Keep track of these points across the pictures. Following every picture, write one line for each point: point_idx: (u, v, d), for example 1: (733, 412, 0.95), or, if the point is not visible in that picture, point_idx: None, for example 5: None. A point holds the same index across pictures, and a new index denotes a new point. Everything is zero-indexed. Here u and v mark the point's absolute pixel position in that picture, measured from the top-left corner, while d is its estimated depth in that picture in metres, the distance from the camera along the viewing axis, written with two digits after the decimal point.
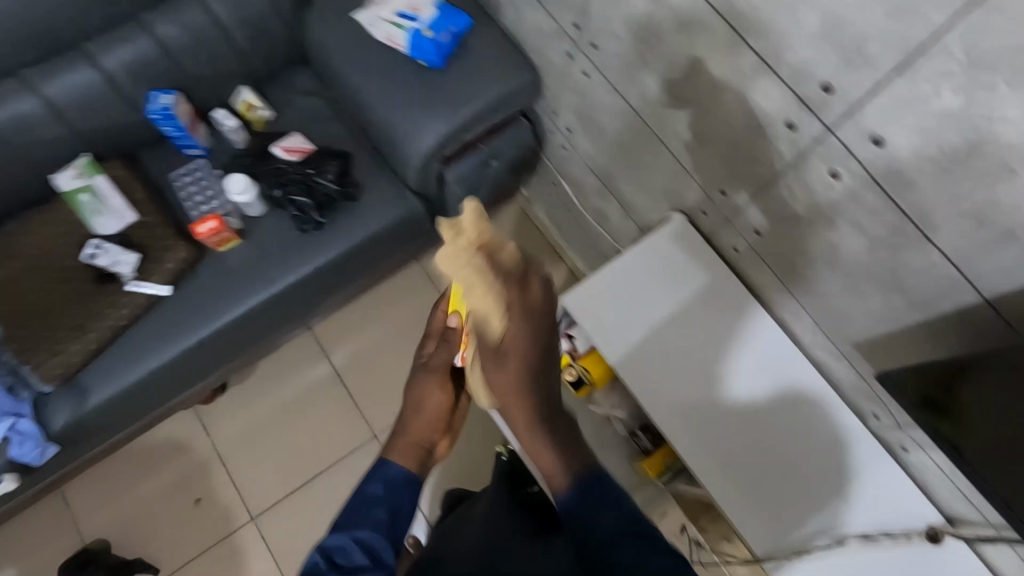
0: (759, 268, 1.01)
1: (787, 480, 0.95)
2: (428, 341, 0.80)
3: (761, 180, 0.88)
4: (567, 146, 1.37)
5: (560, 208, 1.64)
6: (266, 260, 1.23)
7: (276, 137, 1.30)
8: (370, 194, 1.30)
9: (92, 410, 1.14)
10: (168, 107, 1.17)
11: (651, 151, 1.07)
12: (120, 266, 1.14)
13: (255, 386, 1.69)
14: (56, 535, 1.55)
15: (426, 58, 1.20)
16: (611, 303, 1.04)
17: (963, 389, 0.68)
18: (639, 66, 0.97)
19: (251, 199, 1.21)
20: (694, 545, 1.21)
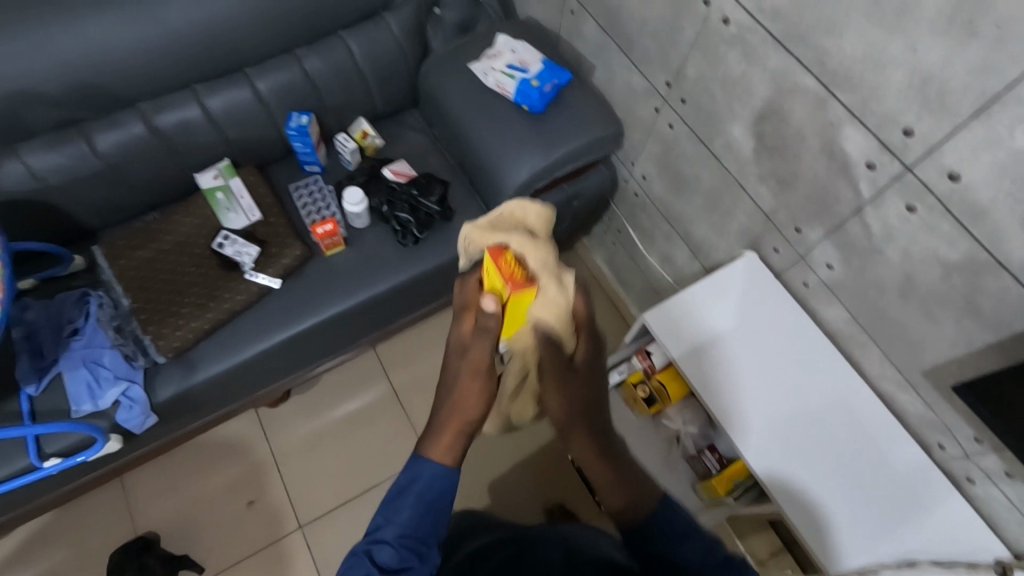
0: (829, 302, 1.10)
1: (861, 500, 1.00)
2: (463, 313, 0.82)
3: (838, 217, 1.00)
4: (640, 194, 1.52)
5: (620, 255, 1.78)
6: (367, 267, 1.36)
7: (385, 162, 1.46)
8: (462, 219, 1.45)
9: (194, 385, 1.22)
10: (304, 125, 1.34)
11: (729, 193, 1.21)
12: (242, 256, 1.27)
13: (318, 397, 1.78)
14: (109, 523, 1.57)
15: (529, 104, 1.37)
16: (685, 327, 1.13)
17: None
18: (727, 118, 1.12)
19: (361, 211, 1.35)
20: None
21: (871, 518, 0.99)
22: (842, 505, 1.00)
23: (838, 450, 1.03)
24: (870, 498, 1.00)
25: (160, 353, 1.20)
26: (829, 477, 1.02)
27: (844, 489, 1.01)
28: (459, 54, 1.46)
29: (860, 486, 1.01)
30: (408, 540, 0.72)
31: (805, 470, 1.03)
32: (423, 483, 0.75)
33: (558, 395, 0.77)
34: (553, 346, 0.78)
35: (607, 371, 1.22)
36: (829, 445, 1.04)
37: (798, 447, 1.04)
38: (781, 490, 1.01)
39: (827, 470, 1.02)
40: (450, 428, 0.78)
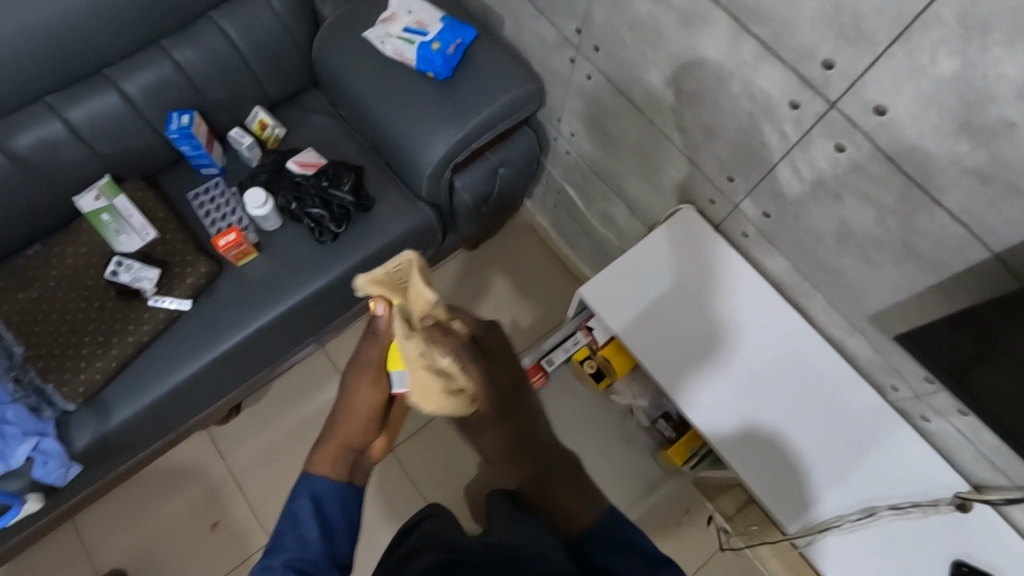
0: (769, 251, 1.04)
1: (819, 457, 0.97)
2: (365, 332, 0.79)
3: (766, 163, 0.92)
4: (571, 151, 1.42)
5: (564, 216, 1.70)
6: (286, 273, 1.26)
7: (290, 154, 1.34)
8: (384, 206, 1.34)
9: (113, 428, 1.14)
10: (187, 126, 1.20)
11: (656, 145, 1.12)
12: (142, 282, 1.16)
13: (270, 406, 1.71)
14: (69, 568, 1.52)
15: (433, 70, 1.24)
16: (626, 295, 1.07)
17: (997, 341, 0.70)
18: (642, 65, 1.02)
19: (268, 213, 1.24)
20: (722, 533, 1.21)
21: (827, 467, 0.97)
22: (798, 459, 0.98)
23: (794, 405, 1.00)
24: (826, 450, 0.97)
25: (69, 401, 1.10)
26: (783, 432, 0.99)
27: (800, 443, 0.98)
28: (351, 21, 1.32)
29: (816, 438, 0.98)
30: (299, 563, 0.66)
31: (761, 429, 1.00)
32: (308, 495, 0.71)
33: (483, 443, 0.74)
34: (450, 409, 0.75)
35: (552, 351, 1.14)
36: (784, 402, 1.00)
37: (754, 406, 1.00)
38: (738, 453, 0.99)
39: (782, 427, 0.99)
40: (336, 441, 0.76)
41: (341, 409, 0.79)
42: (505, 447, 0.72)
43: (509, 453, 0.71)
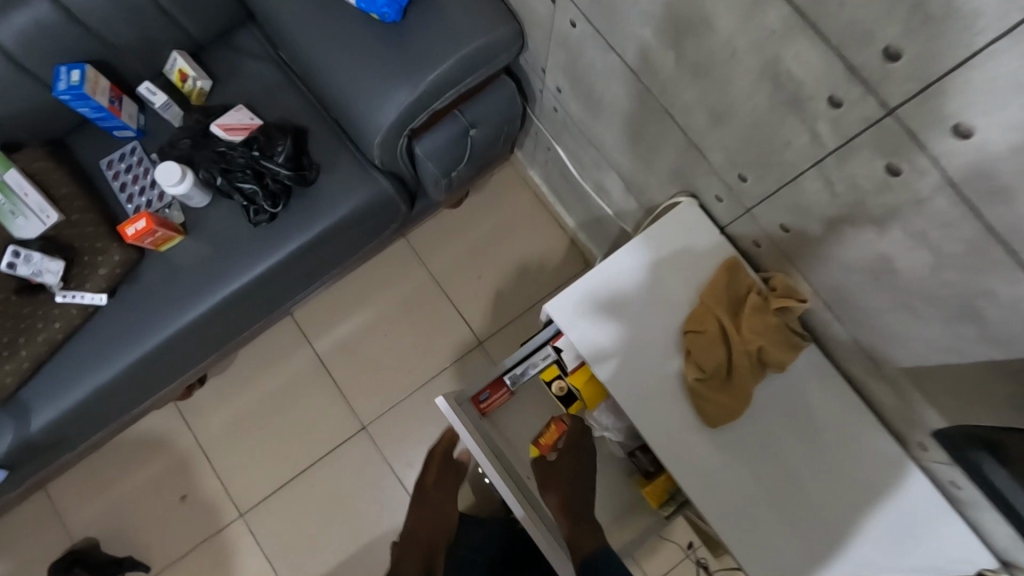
0: (783, 267, 0.83)
1: (814, 524, 0.81)
2: (427, 471, 1.28)
3: (789, 169, 0.69)
4: (558, 109, 1.17)
5: (556, 175, 1.46)
6: (217, 260, 1.09)
7: (217, 113, 1.12)
8: (332, 178, 1.13)
9: (36, 433, 1.05)
10: (77, 85, 0.99)
11: (654, 120, 0.88)
12: (44, 276, 1.00)
13: (236, 376, 1.61)
14: (42, 535, 1.51)
15: (378, 12, 1.00)
16: (604, 310, 0.87)
17: None
18: (635, 17, 0.75)
19: (187, 190, 1.04)
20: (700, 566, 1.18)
21: (832, 530, 0.81)
22: (799, 520, 0.81)
23: (787, 455, 0.84)
24: (829, 509, 0.82)
25: None
26: (780, 485, 0.83)
27: (798, 500, 0.82)
28: None
29: (815, 493, 0.82)
30: None
31: (761, 483, 0.83)
32: None
33: (707, 326, 0.83)
34: (738, 287, 0.85)
35: (518, 367, 0.98)
36: (776, 451, 0.84)
37: (747, 453, 0.84)
38: (743, 508, 0.82)
39: (779, 478, 0.83)
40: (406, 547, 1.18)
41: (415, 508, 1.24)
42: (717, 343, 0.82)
43: (713, 345, 0.82)
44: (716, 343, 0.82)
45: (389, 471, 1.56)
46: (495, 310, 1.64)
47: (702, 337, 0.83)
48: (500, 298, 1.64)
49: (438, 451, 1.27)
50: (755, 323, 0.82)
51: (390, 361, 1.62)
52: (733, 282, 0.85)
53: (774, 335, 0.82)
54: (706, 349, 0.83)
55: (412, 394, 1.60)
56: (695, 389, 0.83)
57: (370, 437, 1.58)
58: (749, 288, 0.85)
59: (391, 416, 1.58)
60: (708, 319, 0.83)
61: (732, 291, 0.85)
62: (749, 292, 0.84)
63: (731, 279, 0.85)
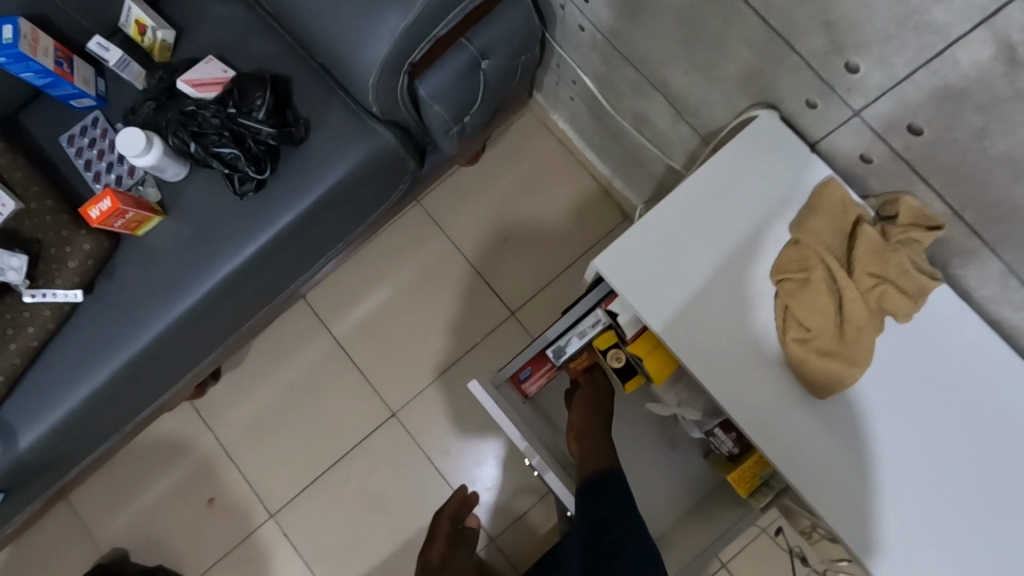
0: (904, 184, 0.64)
1: (976, 519, 0.62)
2: (434, 544, 1.22)
3: (933, 40, 0.50)
4: (586, 26, 0.98)
5: (585, 114, 1.27)
6: (203, 242, 0.94)
7: (185, 67, 0.95)
8: (325, 133, 0.96)
9: (27, 450, 0.93)
10: (13, 44, 0.83)
11: (717, 14, 0.68)
12: (7, 274, 0.87)
13: (253, 369, 1.49)
14: (70, 549, 1.43)
15: None
16: (669, 260, 0.68)
17: None
18: None
19: (156, 161, 0.88)
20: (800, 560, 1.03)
21: (1002, 525, 0.62)
22: (948, 507, 0.62)
23: (928, 427, 0.64)
24: (993, 498, 0.62)
25: None
26: (928, 466, 0.63)
27: (953, 481, 0.63)
28: None
29: (977, 473, 0.63)
30: None
31: (910, 459, 0.64)
32: None
33: (808, 272, 0.65)
34: (841, 218, 0.67)
35: (562, 339, 0.81)
36: (913, 421, 0.64)
37: (878, 423, 0.65)
38: (876, 491, 0.64)
39: (927, 457, 0.64)
40: None
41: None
42: (821, 292, 0.65)
43: (818, 296, 0.65)
44: (820, 292, 0.65)
45: (424, 459, 1.43)
46: (524, 276, 1.47)
47: (802, 288, 0.65)
48: (529, 262, 1.47)
49: (446, 526, 1.25)
50: (867, 262, 0.64)
51: (414, 340, 1.47)
52: (835, 213, 0.67)
53: (897, 274, 0.64)
54: (809, 297, 0.65)
55: (442, 375, 1.45)
56: (795, 350, 0.64)
57: (401, 424, 1.45)
58: (855, 218, 0.66)
59: (420, 399, 1.44)
60: (811, 261, 0.65)
61: (834, 224, 0.67)
62: (855, 225, 0.66)
63: (833, 209, 0.67)
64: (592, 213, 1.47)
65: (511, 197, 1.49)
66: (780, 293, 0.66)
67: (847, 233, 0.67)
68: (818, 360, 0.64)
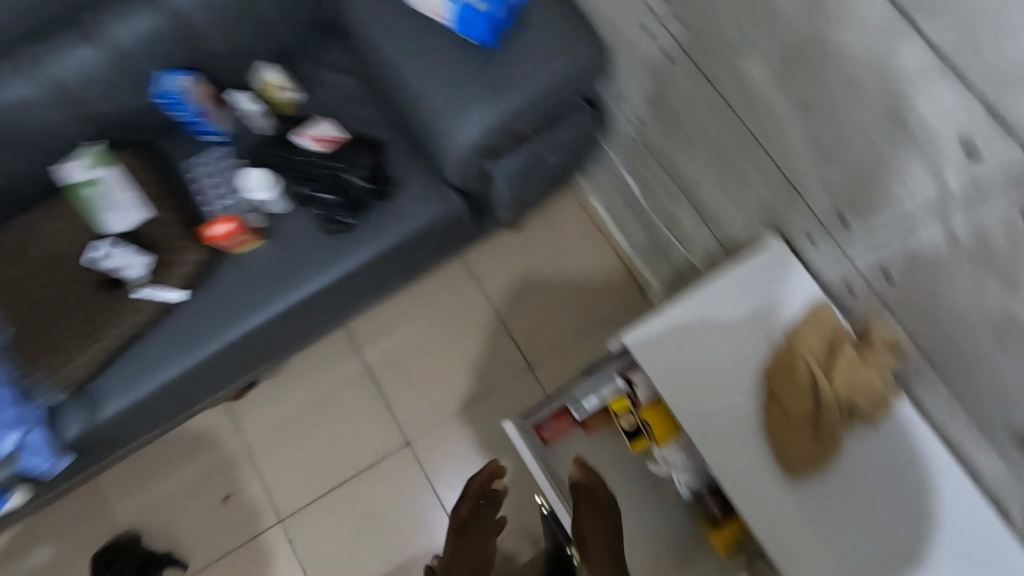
0: (878, 313, 0.79)
1: None
2: (463, 501, 1.15)
3: (901, 212, 0.67)
4: (635, 138, 1.17)
5: (621, 203, 1.46)
6: (290, 266, 1.11)
7: (303, 122, 1.15)
8: (408, 192, 1.15)
9: (105, 419, 1.07)
10: (181, 90, 1.06)
11: (746, 157, 0.87)
12: (131, 270, 1.03)
13: (287, 380, 1.62)
14: (89, 522, 1.54)
15: (474, 35, 1.02)
16: (686, 346, 0.86)
17: None
18: (741, 49, 0.76)
19: (273, 197, 1.09)
20: None
21: None
22: None
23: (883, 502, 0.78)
24: None
25: (56, 391, 1.03)
26: (871, 547, 0.77)
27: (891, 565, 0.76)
28: None
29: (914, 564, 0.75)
30: None
31: (857, 539, 0.77)
32: None
33: (793, 370, 0.81)
34: (828, 331, 0.82)
35: (583, 397, 0.95)
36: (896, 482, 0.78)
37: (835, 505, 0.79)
38: (860, 532, 0.78)
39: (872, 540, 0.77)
40: None
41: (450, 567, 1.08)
42: (801, 389, 0.80)
43: (799, 391, 0.80)
44: (801, 388, 0.80)
45: (430, 489, 1.54)
46: (546, 335, 1.62)
47: (785, 383, 0.81)
48: (552, 323, 1.63)
49: (475, 489, 1.15)
50: (845, 372, 0.79)
51: (438, 377, 1.61)
52: (823, 326, 0.82)
53: (866, 384, 0.78)
54: (793, 391, 0.80)
55: (458, 413, 1.58)
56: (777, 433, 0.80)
57: (413, 453, 1.57)
58: (839, 334, 0.81)
59: (434, 433, 1.57)
60: (799, 362, 0.81)
61: (821, 335, 0.82)
62: (837, 338, 0.81)
63: (821, 323, 0.82)
64: (614, 288, 1.63)
65: (545, 262, 1.66)
66: (769, 384, 0.82)
67: (832, 344, 0.81)
68: (792, 442, 0.80)
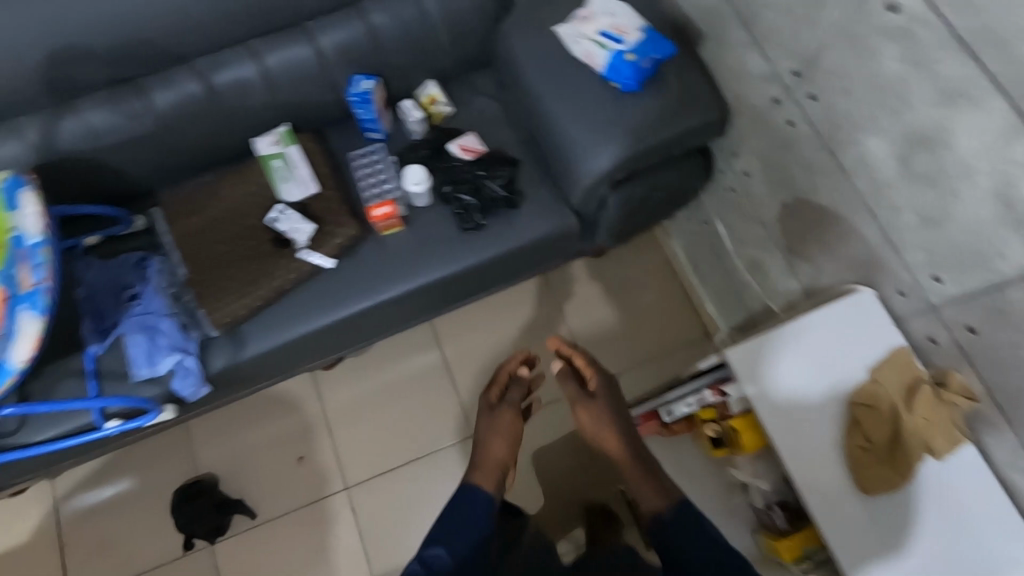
0: (957, 364, 0.92)
1: None
2: (494, 387, 1.20)
3: (995, 277, 0.81)
4: (737, 189, 1.33)
5: (704, 245, 1.60)
6: (424, 253, 1.27)
7: (453, 134, 1.33)
8: (532, 205, 1.31)
9: (246, 358, 1.22)
10: (367, 91, 1.24)
11: (851, 216, 1.01)
12: (296, 233, 1.21)
13: (370, 360, 1.76)
14: (174, 460, 1.67)
15: (619, 80, 1.17)
16: (779, 369, 0.99)
17: None
18: (866, 126, 0.91)
19: (423, 192, 1.25)
20: None
21: None
22: None
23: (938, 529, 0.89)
24: None
25: (213, 327, 1.19)
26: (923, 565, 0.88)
27: None
28: (544, 13, 1.27)
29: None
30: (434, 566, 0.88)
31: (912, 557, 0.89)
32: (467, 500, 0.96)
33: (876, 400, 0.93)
34: (908, 374, 0.94)
35: (675, 403, 1.09)
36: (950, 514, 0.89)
37: (897, 526, 0.91)
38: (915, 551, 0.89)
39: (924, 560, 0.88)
40: (486, 467, 1.04)
41: (482, 447, 1.09)
42: (882, 418, 0.92)
43: (880, 420, 0.92)
44: (882, 418, 0.92)
45: None
46: (611, 356, 1.75)
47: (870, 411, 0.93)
48: (620, 348, 1.75)
49: (506, 376, 1.20)
50: (925, 410, 0.89)
51: None
52: (903, 368, 0.94)
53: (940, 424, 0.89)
54: (875, 421, 0.92)
55: None
56: (857, 455, 0.93)
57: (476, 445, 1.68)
58: (917, 376, 0.93)
59: None
60: (881, 397, 0.93)
61: (901, 375, 0.94)
62: (916, 380, 0.93)
63: (902, 366, 0.94)
64: (681, 324, 1.77)
65: (619, 289, 1.80)
66: (851, 411, 0.95)
67: (909, 384, 0.93)
68: (870, 464, 0.92)
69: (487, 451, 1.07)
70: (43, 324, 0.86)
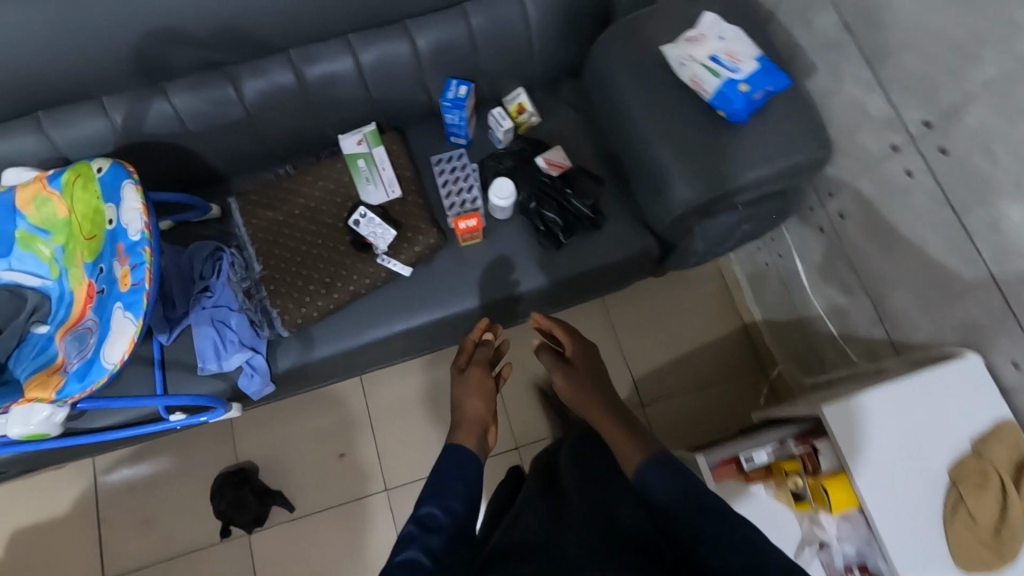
0: None
1: None
2: (461, 352, 1.12)
3: None
4: (826, 228, 1.28)
5: (772, 277, 1.56)
6: (502, 267, 1.23)
7: (539, 146, 1.29)
8: (614, 226, 1.27)
9: (314, 359, 1.19)
10: (462, 97, 1.19)
11: (968, 278, 0.97)
12: (377, 239, 1.17)
13: (417, 361, 1.74)
14: (216, 445, 1.66)
15: (729, 110, 1.09)
16: (876, 430, 0.96)
17: None
18: (1008, 192, 0.87)
19: (507, 206, 1.20)
20: None
21: None
22: None
23: None
24: None
25: (284, 328, 1.15)
26: None
27: None
28: (650, 30, 1.21)
29: None
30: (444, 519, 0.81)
31: None
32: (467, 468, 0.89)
33: (978, 478, 0.89)
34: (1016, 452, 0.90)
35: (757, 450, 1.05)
36: None
37: None
38: None
39: None
40: (466, 427, 0.97)
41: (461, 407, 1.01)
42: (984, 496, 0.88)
43: (981, 498, 0.88)
44: (985, 496, 0.88)
45: None
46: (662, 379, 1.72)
47: (968, 488, 0.90)
48: (675, 373, 1.69)
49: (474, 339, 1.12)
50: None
51: None
52: (1010, 445, 0.90)
53: None
54: (980, 498, 0.88)
55: None
56: (955, 530, 0.89)
57: (520, 457, 1.59)
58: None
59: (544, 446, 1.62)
60: (988, 471, 0.89)
61: (1008, 452, 0.90)
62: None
63: (1010, 443, 0.90)
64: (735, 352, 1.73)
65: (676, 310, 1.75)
66: (951, 485, 0.92)
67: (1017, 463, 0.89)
68: (970, 542, 0.88)
69: (465, 410, 0.99)
70: (141, 328, 0.84)
